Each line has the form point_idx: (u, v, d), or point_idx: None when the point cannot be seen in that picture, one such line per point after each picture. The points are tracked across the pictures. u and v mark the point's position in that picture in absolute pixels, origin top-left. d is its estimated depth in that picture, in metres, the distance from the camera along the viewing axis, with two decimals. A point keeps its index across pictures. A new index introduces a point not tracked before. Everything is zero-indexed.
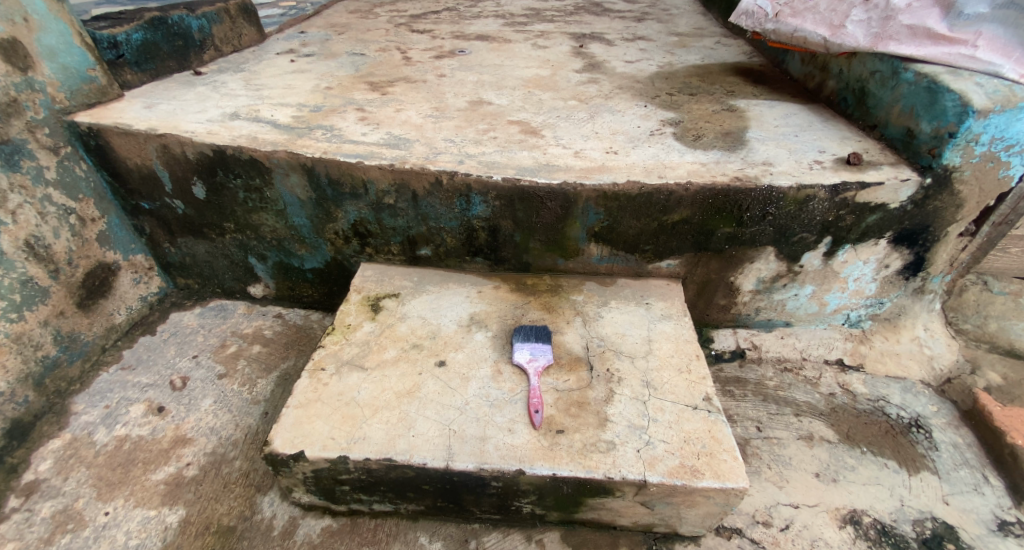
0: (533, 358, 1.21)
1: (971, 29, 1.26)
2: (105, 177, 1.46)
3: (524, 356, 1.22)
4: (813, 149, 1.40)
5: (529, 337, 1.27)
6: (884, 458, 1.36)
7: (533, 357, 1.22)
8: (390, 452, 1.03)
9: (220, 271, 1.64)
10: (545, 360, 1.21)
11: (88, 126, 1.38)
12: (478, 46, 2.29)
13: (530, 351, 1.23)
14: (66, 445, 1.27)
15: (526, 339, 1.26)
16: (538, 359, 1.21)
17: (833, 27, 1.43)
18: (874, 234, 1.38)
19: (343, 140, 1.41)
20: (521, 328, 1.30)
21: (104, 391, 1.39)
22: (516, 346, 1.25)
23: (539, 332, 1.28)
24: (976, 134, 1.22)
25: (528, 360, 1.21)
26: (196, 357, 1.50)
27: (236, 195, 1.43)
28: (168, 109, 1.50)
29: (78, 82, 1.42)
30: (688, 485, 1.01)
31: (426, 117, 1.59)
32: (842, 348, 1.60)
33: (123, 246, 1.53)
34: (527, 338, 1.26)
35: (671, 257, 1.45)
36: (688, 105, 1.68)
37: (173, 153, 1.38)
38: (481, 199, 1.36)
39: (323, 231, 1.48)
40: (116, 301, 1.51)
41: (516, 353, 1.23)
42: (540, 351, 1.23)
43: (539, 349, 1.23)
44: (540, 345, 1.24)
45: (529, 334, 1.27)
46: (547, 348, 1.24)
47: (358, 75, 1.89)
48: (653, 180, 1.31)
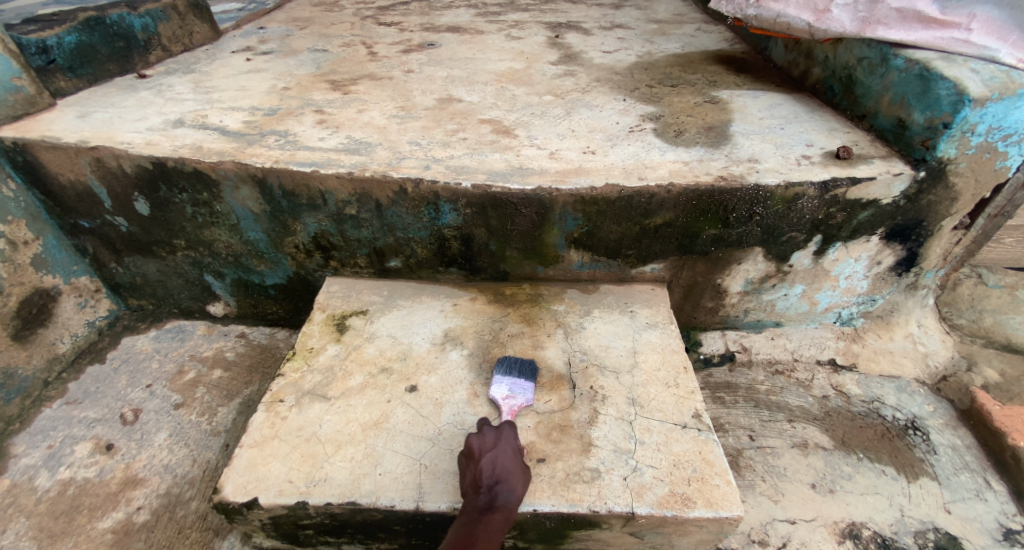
0: (510, 394, 1.09)
1: (964, 12, 1.19)
2: (37, 196, 1.34)
3: (501, 391, 1.10)
4: (800, 143, 1.32)
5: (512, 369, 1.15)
6: (882, 465, 1.30)
7: (511, 393, 1.10)
8: (354, 494, 0.95)
9: (175, 290, 1.52)
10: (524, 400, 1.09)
11: (12, 141, 1.26)
12: (448, 38, 2.17)
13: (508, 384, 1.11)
14: (4, 493, 1.16)
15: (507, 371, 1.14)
16: (516, 397, 1.09)
17: (817, 12, 1.35)
18: (865, 231, 1.30)
19: (299, 147, 1.30)
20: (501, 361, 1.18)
21: (46, 429, 1.27)
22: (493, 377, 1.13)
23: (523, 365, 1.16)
24: (972, 124, 1.15)
25: (505, 397, 1.09)
26: (150, 387, 1.38)
27: (184, 210, 1.32)
28: (105, 118, 1.37)
29: (2, 92, 1.29)
30: (679, 516, 0.93)
31: (391, 118, 1.48)
32: (834, 348, 1.53)
33: (63, 268, 1.41)
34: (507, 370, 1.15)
35: (655, 261, 1.37)
36: (669, 97, 1.59)
37: (109, 168, 1.26)
38: (451, 208, 1.27)
39: (282, 246, 1.38)
40: (58, 328, 1.39)
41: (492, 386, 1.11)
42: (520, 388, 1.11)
43: (519, 386, 1.11)
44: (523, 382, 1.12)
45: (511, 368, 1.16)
46: (529, 386, 1.11)
47: (320, 74, 1.77)
48: (633, 182, 1.22)
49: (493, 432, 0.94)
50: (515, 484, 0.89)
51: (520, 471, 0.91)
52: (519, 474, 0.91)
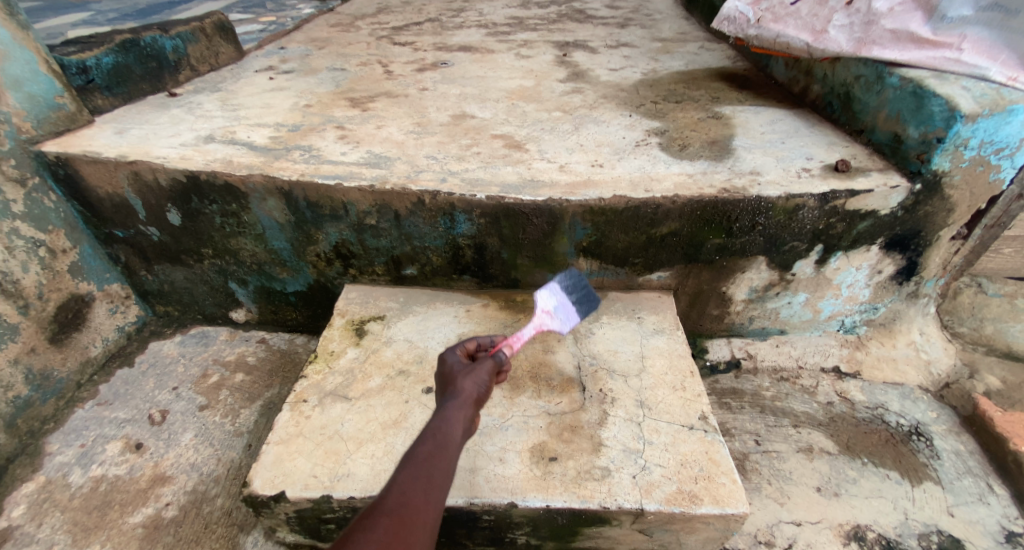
0: (551, 312, 1.15)
1: (955, 32, 1.24)
2: (76, 207, 1.41)
3: (547, 303, 1.15)
4: (801, 157, 1.38)
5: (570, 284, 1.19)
6: (886, 469, 1.33)
7: (552, 312, 1.15)
8: (375, 489, 1.00)
9: (200, 297, 1.59)
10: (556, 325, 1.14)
11: (55, 156, 1.33)
12: (461, 57, 2.26)
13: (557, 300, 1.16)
14: (40, 489, 1.21)
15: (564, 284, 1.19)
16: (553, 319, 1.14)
17: (815, 32, 1.42)
18: (865, 241, 1.35)
19: (322, 161, 1.37)
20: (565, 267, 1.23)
21: (79, 429, 1.33)
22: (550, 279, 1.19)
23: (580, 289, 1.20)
24: (965, 139, 1.20)
25: (547, 311, 1.14)
26: (176, 389, 1.44)
27: (213, 220, 1.39)
28: (141, 134, 1.46)
29: (45, 110, 1.38)
30: (686, 512, 0.97)
31: (408, 134, 1.56)
32: (838, 355, 1.57)
33: (97, 275, 1.48)
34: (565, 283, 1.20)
35: (662, 269, 1.42)
36: (674, 113, 1.66)
37: (145, 181, 1.34)
38: (466, 218, 1.33)
39: (304, 254, 1.44)
40: (91, 333, 1.46)
41: (541, 291, 1.15)
42: (563, 313, 1.15)
43: (563, 312, 1.15)
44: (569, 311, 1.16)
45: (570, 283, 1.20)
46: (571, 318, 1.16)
47: (339, 92, 1.85)
48: (640, 194, 1.28)
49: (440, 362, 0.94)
50: (456, 384, 0.85)
51: (465, 374, 0.87)
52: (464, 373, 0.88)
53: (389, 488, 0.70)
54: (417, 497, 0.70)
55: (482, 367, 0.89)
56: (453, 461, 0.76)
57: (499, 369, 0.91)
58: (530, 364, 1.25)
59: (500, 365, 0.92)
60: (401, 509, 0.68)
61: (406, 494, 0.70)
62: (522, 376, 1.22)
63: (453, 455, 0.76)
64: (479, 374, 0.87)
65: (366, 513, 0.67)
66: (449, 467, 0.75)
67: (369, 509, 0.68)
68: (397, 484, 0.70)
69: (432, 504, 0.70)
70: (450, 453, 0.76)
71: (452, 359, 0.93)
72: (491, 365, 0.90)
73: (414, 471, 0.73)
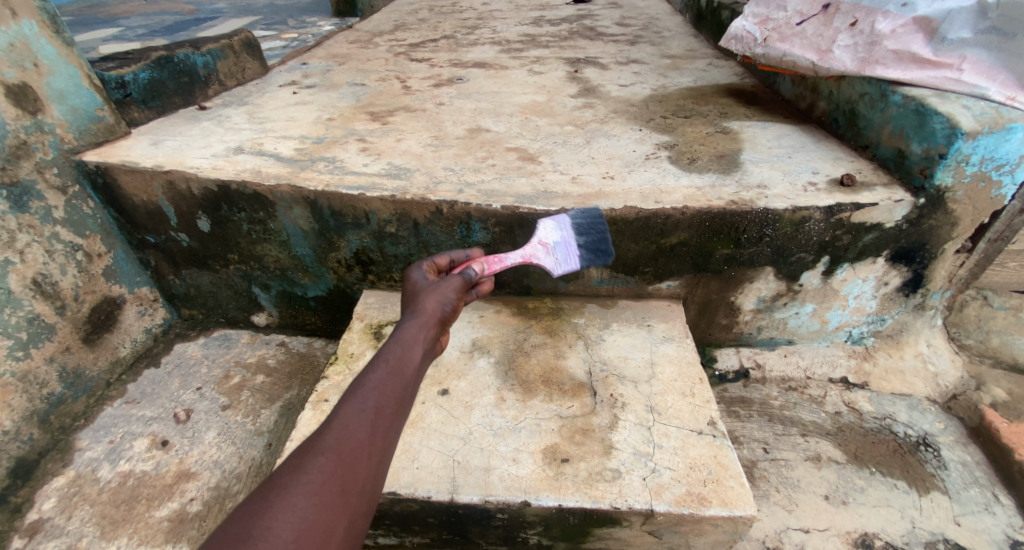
0: (548, 247, 1.23)
1: (956, 53, 1.28)
2: (112, 214, 1.49)
3: (547, 238, 1.23)
4: (807, 171, 1.42)
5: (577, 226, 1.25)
6: (893, 479, 1.35)
7: (549, 247, 1.23)
8: (394, 485, 1.03)
9: (224, 301, 1.65)
10: (548, 263, 1.22)
11: (95, 165, 1.41)
12: (475, 73, 2.33)
13: (557, 238, 1.23)
14: (71, 482, 1.26)
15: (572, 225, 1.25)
16: (550, 254, 1.22)
17: (820, 52, 1.47)
18: (871, 253, 1.38)
19: (345, 172, 1.44)
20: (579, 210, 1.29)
21: (108, 426, 1.38)
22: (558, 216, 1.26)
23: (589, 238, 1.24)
24: (966, 155, 1.24)
25: (545, 245, 1.22)
26: (200, 389, 1.49)
27: (240, 228, 1.45)
28: (174, 145, 1.53)
29: (86, 122, 1.46)
30: (695, 513, 0.99)
31: (427, 146, 1.62)
32: (846, 366, 1.59)
33: (128, 279, 1.55)
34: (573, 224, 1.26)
35: (671, 278, 1.46)
36: (683, 127, 1.71)
37: (179, 190, 1.41)
38: (481, 227, 1.38)
39: (325, 260, 1.50)
40: (121, 334, 1.53)
41: (546, 225, 1.24)
42: (560, 253, 1.23)
43: (562, 250, 1.22)
44: (566, 253, 1.22)
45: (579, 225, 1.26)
46: (569, 257, 1.22)
47: (360, 106, 1.93)
48: (650, 205, 1.32)
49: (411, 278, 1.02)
50: (424, 301, 0.93)
51: (428, 294, 0.96)
52: (431, 291, 0.96)
53: (335, 419, 0.71)
54: (366, 431, 0.71)
55: (445, 286, 0.97)
56: (407, 386, 0.80)
57: (465, 284, 1.02)
58: (543, 369, 1.28)
59: (467, 281, 1.02)
60: (348, 440, 0.69)
61: (355, 425, 0.71)
62: (535, 380, 1.25)
63: (405, 385, 0.80)
64: (443, 293, 0.96)
65: (311, 442, 0.68)
66: (402, 394, 0.78)
67: (314, 438, 0.68)
68: (346, 414, 0.71)
69: (383, 432, 0.73)
70: (403, 379, 0.80)
71: (418, 279, 1.02)
72: (456, 280, 1.00)
73: (364, 401, 0.74)
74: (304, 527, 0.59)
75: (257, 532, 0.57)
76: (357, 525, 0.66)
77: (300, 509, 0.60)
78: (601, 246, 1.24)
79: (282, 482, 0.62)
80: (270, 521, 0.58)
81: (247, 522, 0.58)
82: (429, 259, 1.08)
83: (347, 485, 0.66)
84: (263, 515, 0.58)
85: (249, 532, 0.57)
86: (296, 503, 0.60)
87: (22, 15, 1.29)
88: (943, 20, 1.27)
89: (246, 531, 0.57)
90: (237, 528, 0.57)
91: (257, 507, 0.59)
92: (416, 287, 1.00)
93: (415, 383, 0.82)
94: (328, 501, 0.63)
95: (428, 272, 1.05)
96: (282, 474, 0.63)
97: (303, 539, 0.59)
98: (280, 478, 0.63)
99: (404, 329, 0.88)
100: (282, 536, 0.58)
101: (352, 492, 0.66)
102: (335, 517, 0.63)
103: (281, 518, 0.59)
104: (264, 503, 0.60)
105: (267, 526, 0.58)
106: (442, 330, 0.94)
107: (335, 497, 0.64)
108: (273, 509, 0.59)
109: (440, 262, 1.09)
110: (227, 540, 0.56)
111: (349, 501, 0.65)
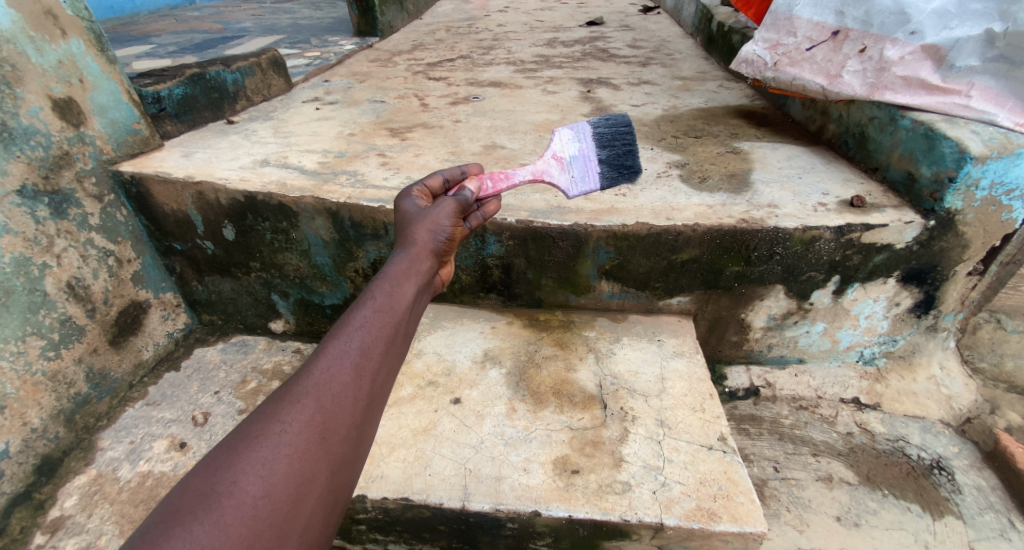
0: (565, 162, 1.29)
1: (964, 80, 1.31)
2: (142, 221, 1.57)
3: (565, 151, 1.29)
4: (817, 192, 1.44)
5: (599, 140, 1.32)
6: (907, 502, 1.33)
7: (566, 163, 1.29)
8: (407, 491, 1.05)
9: (244, 308, 1.70)
10: (562, 182, 1.29)
11: (130, 175, 1.49)
12: (491, 92, 2.40)
13: (575, 153, 1.30)
14: (92, 481, 1.29)
15: (593, 140, 1.32)
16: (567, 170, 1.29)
17: (830, 76, 1.51)
18: (882, 273, 1.39)
19: (366, 185, 1.48)
20: (605, 122, 1.34)
21: (129, 427, 1.42)
22: (579, 128, 1.32)
23: (611, 153, 1.31)
24: (976, 179, 1.26)
25: (563, 158, 1.29)
26: (218, 393, 1.52)
27: (263, 237, 1.51)
28: (204, 158, 1.60)
29: (124, 134, 1.54)
30: (705, 528, 0.98)
31: (444, 162, 1.67)
32: (857, 387, 1.58)
33: (155, 284, 1.62)
34: (595, 138, 1.32)
35: (682, 294, 1.48)
36: (694, 147, 1.75)
37: (207, 199, 1.47)
38: (496, 239, 1.43)
39: (344, 270, 1.54)
40: (145, 337, 1.58)
41: (565, 139, 1.30)
42: (577, 169, 1.29)
43: (580, 165, 1.29)
44: (583, 170, 1.30)
45: (601, 139, 1.32)
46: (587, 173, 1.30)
47: (379, 122, 1.99)
48: (661, 221, 1.35)
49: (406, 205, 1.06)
50: (417, 232, 1.00)
51: (420, 224, 1.01)
52: (423, 222, 1.02)
53: (314, 367, 0.72)
54: (347, 378, 0.73)
55: (437, 216, 1.03)
56: (397, 323, 0.84)
57: (459, 207, 1.07)
58: (554, 381, 1.30)
59: (462, 204, 1.08)
60: (325, 388, 0.71)
61: (335, 372, 0.73)
62: (545, 390, 1.27)
63: (390, 328, 0.82)
64: (435, 222, 1.02)
65: (288, 389, 0.70)
66: (389, 336, 0.81)
67: (290, 386, 0.70)
68: (324, 362, 0.73)
69: (364, 379, 0.75)
70: (389, 321, 0.83)
71: (410, 209, 1.05)
72: (450, 206, 1.05)
73: (349, 341, 0.77)
74: (276, 481, 0.61)
75: (221, 487, 0.58)
76: (337, 474, 0.68)
77: (272, 462, 0.62)
78: (626, 164, 1.31)
79: (256, 432, 0.64)
80: (237, 475, 0.60)
81: (212, 474, 0.60)
82: (420, 184, 1.11)
83: (326, 434, 0.68)
84: (230, 470, 0.60)
85: (214, 487, 0.58)
86: (266, 456, 0.62)
87: (71, 34, 1.37)
88: (951, 49, 1.29)
89: (211, 487, 0.58)
90: (202, 481, 0.59)
91: (226, 461, 0.61)
92: (408, 217, 1.04)
93: (404, 324, 0.86)
94: (304, 451, 0.65)
95: (420, 198, 1.09)
96: (255, 423, 0.66)
97: (275, 493, 0.61)
98: (254, 427, 0.65)
99: (394, 268, 0.93)
100: (252, 490, 0.60)
101: (331, 440, 0.68)
102: (312, 467, 0.65)
103: (251, 472, 0.61)
104: (233, 458, 0.62)
105: (234, 480, 0.59)
106: (432, 262, 1.00)
107: (312, 446, 0.66)
108: (241, 462, 0.61)
109: (432, 185, 1.12)
110: (191, 495, 0.57)
111: (328, 450, 0.68)
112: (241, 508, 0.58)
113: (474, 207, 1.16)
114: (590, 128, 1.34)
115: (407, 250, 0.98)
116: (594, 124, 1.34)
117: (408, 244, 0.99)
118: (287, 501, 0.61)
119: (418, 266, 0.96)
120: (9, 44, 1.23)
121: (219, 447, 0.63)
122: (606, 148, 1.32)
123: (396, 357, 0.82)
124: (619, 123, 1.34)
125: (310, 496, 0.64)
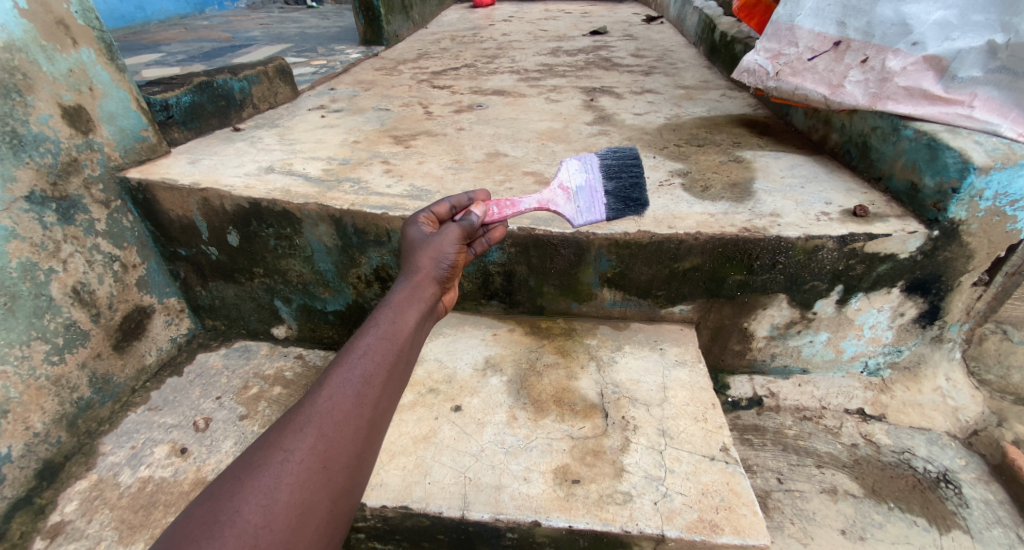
0: (573, 194, 1.29)
1: (967, 91, 1.31)
2: (148, 227, 1.58)
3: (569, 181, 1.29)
4: (820, 201, 1.44)
5: (605, 171, 1.31)
6: (913, 516, 1.31)
7: (574, 194, 1.29)
8: (406, 499, 1.05)
9: (246, 313, 1.71)
10: (568, 212, 1.29)
11: (137, 182, 1.51)
12: (494, 101, 2.41)
13: (582, 184, 1.30)
14: (92, 486, 1.29)
15: (600, 171, 1.31)
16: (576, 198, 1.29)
17: (832, 86, 1.50)
18: (885, 283, 1.38)
19: (369, 193, 1.48)
20: (612, 154, 1.33)
21: (130, 432, 1.43)
22: (586, 159, 1.31)
23: (618, 186, 1.30)
24: (979, 189, 1.26)
25: (568, 187, 1.29)
26: (220, 399, 1.52)
27: (267, 243, 1.52)
28: (210, 165, 1.62)
29: (132, 141, 1.56)
30: (707, 541, 0.96)
31: (447, 169, 1.67)
32: (862, 397, 1.56)
33: (159, 289, 1.63)
34: (602, 169, 1.31)
35: (684, 302, 1.48)
36: (696, 156, 1.75)
37: (212, 206, 1.49)
38: (498, 248, 1.43)
39: (346, 276, 1.54)
40: (148, 342, 1.59)
41: (566, 170, 1.30)
42: (582, 200, 1.29)
43: (588, 195, 1.29)
44: (589, 202, 1.29)
45: (608, 171, 1.31)
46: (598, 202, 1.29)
47: (384, 130, 2.00)
48: (663, 230, 1.35)
49: (415, 230, 1.07)
50: (420, 256, 1.02)
51: (424, 251, 1.02)
52: (428, 244, 1.03)
53: (317, 396, 0.74)
54: (349, 406, 0.74)
55: (441, 243, 1.03)
56: (399, 350, 0.84)
57: (464, 233, 1.07)
58: (555, 390, 1.29)
59: (467, 230, 1.07)
60: (327, 417, 0.72)
61: (336, 400, 0.74)
62: (546, 400, 1.26)
63: (393, 355, 0.83)
64: (438, 249, 1.02)
65: (291, 418, 0.71)
66: (391, 364, 0.82)
67: (293, 414, 0.72)
68: (327, 391, 0.74)
69: (366, 406, 0.75)
70: (391, 348, 0.83)
71: (415, 236, 1.06)
72: (454, 233, 1.05)
73: (352, 371, 0.78)
74: (276, 511, 0.63)
75: (224, 517, 0.60)
76: (338, 503, 0.69)
77: (273, 492, 0.63)
78: (634, 198, 1.31)
79: (259, 461, 0.66)
80: (239, 505, 0.61)
81: (216, 503, 0.61)
82: (427, 210, 1.11)
83: (327, 462, 0.69)
84: (232, 500, 0.62)
85: (216, 517, 0.60)
86: (268, 485, 0.64)
87: (82, 43, 1.39)
88: (953, 60, 1.29)
89: (214, 516, 0.60)
90: (206, 511, 0.61)
91: (229, 490, 0.63)
92: (413, 244, 1.05)
93: (407, 350, 0.86)
94: (306, 480, 0.66)
95: (426, 225, 1.09)
96: (258, 452, 0.67)
97: (275, 521, 0.62)
98: (257, 457, 0.67)
99: (397, 295, 0.94)
100: (253, 519, 0.61)
101: (332, 469, 0.69)
102: (313, 496, 0.66)
103: (252, 501, 0.62)
104: (236, 487, 0.63)
105: (236, 510, 0.61)
106: (435, 288, 1.01)
107: (313, 474, 0.67)
108: (244, 492, 0.63)
109: (439, 211, 1.12)
110: (195, 524, 0.59)
111: (330, 478, 0.68)
112: (241, 537, 0.59)
113: (480, 232, 1.19)
114: (597, 160, 1.33)
115: (410, 277, 0.99)
116: (602, 155, 1.33)
117: (412, 271, 1.00)
118: (286, 530, 0.63)
119: (421, 292, 0.96)
120: (21, 53, 1.25)
121: (223, 477, 0.65)
122: (612, 180, 1.30)
123: (399, 384, 0.83)
124: (628, 156, 1.33)
125: (309, 525, 0.65)
